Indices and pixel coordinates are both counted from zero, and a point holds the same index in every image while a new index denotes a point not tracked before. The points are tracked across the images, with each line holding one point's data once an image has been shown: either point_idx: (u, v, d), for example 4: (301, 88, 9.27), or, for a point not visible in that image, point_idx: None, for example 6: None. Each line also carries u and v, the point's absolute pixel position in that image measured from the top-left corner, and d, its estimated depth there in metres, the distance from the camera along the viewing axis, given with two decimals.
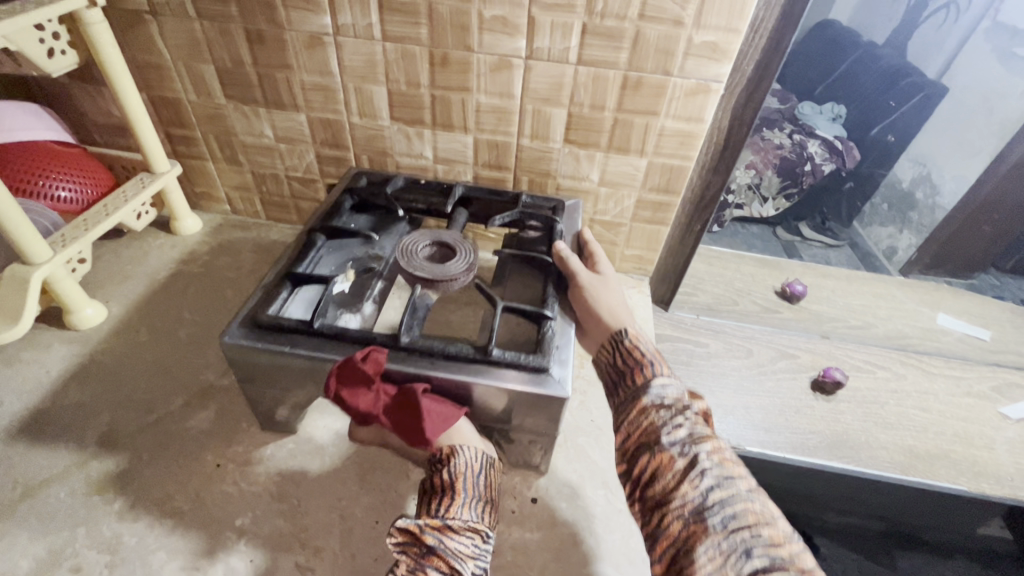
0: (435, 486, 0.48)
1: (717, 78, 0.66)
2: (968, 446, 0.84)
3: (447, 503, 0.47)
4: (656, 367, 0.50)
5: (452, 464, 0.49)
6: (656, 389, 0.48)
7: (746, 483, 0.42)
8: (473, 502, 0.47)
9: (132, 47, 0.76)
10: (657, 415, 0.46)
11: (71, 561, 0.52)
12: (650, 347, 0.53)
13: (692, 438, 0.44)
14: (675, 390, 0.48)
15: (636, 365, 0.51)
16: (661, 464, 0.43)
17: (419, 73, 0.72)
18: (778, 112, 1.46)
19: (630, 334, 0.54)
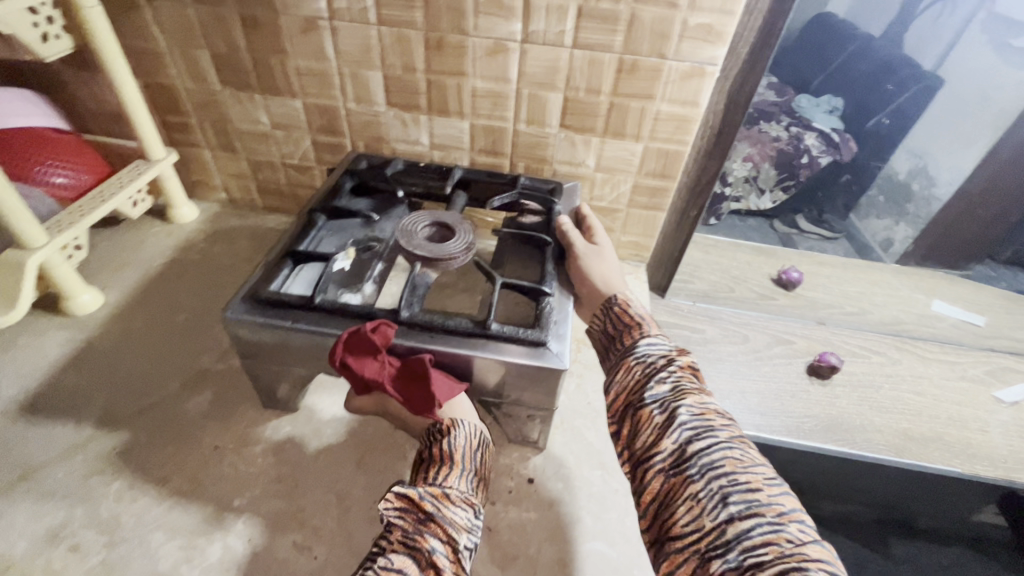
0: (432, 459, 0.49)
1: (712, 61, 0.66)
2: (962, 429, 0.85)
3: (444, 474, 0.47)
4: (643, 328, 0.53)
5: (450, 437, 0.50)
6: (642, 348, 0.50)
7: (728, 432, 0.43)
8: (468, 476, 0.48)
9: (126, 32, 0.76)
10: (641, 372, 0.48)
11: (70, 541, 0.52)
12: (639, 309, 0.55)
13: (674, 392, 0.45)
14: (662, 348, 0.50)
15: (624, 328, 0.54)
16: (644, 420, 0.45)
17: (415, 58, 0.72)
18: (775, 104, 1.39)
19: (621, 298, 0.57)
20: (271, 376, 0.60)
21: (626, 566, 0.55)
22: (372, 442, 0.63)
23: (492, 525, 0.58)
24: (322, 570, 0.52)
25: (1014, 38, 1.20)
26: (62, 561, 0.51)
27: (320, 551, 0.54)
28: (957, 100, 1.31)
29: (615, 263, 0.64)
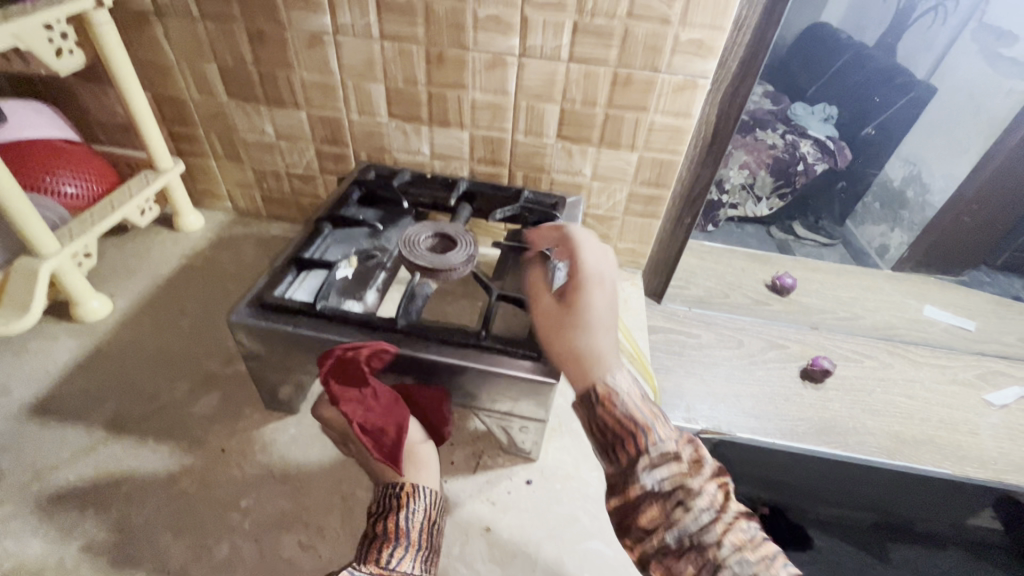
0: (380, 533, 0.46)
1: (703, 74, 0.69)
2: (952, 431, 0.87)
3: (391, 551, 0.45)
4: (641, 435, 0.41)
5: (406, 508, 0.49)
6: (648, 471, 0.40)
7: (768, 562, 0.36)
8: (415, 555, 0.46)
9: (137, 48, 0.78)
10: (657, 506, 0.39)
11: (81, 541, 0.54)
12: (628, 406, 0.42)
13: (700, 527, 0.37)
14: (671, 462, 0.40)
15: (616, 438, 0.41)
16: (672, 562, 0.38)
17: (416, 71, 0.75)
18: (772, 112, 1.37)
19: (601, 391, 0.43)
20: (275, 380, 0.62)
21: (621, 565, 0.56)
22: None
23: (490, 526, 0.59)
24: (326, 569, 0.53)
25: (1005, 48, 1.25)
26: (73, 560, 0.53)
27: (323, 550, 0.55)
28: (950, 110, 1.36)
29: (599, 321, 0.48)
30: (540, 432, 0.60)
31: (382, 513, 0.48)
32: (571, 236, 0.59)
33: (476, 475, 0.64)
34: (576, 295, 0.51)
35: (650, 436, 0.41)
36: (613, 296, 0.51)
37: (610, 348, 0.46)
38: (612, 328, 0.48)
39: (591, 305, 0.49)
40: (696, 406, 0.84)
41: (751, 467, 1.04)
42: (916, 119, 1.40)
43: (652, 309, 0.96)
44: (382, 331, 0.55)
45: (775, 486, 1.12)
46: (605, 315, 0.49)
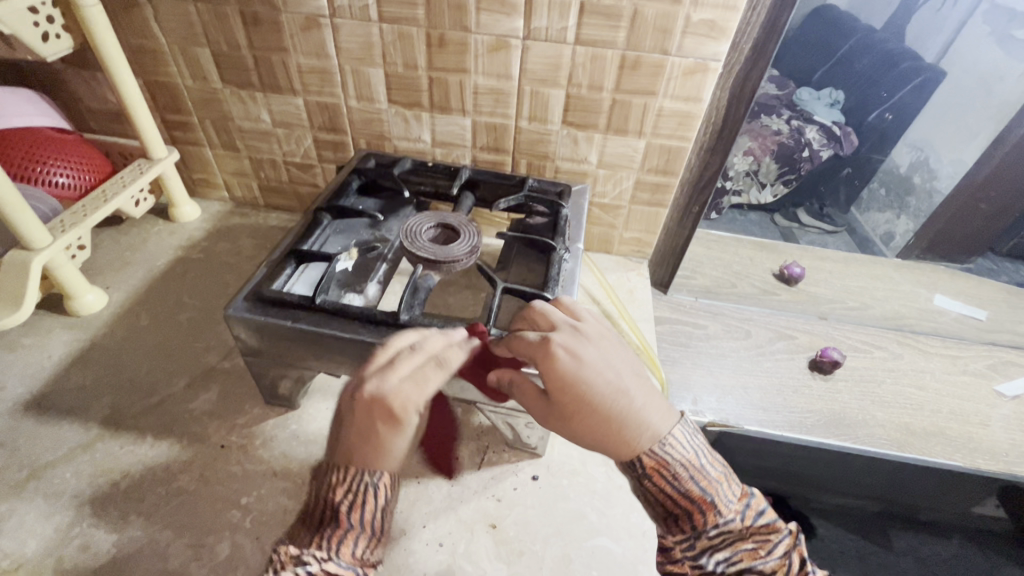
0: (346, 522, 0.43)
1: (715, 57, 0.66)
2: (964, 423, 0.85)
3: (356, 539, 0.43)
4: (701, 514, 0.43)
5: (380, 500, 0.44)
6: (709, 552, 0.42)
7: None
8: (365, 538, 0.43)
9: (127, 31, 0.75)
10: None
11: (78, 540, 0.53)
12: (683, 483, 0.43)
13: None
14: (733, 541, 0.42)
15: (672, 516, 0.44)
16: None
17: (417, 55, 0.72)
18: (776, 97, 1.45)
19: (651, 467, 0.44)
20: (275, 374, 0.61)
21: (630, 563, 0.55)
22: None
23: (496, 523, 0.58)
24: None
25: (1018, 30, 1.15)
26: (71, 559, 0.52)
27: None
28: (957, 91, 1.31)
29: (595, 386, 0.46)
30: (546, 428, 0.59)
31: (352, 499, 0.43)
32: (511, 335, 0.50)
33: (481, 471, 0.63)
34: (553, 372, 0.46)
35: (710, 514, 0.43)
36: (583, 352, 0.48)
37: (630, 406, 0.46)
38: (609, 388, 0.46)
39: (580, 373, 0.46)
40: (704, 398, 0.83)
41: (756, 457, 1.03)
42: (923, 103, 1.39)
43: (657, 300, 0.95)
44: (382, 325, 0.54)
45: (779, 475, 1.11)
46: (598, 372, 0.47)
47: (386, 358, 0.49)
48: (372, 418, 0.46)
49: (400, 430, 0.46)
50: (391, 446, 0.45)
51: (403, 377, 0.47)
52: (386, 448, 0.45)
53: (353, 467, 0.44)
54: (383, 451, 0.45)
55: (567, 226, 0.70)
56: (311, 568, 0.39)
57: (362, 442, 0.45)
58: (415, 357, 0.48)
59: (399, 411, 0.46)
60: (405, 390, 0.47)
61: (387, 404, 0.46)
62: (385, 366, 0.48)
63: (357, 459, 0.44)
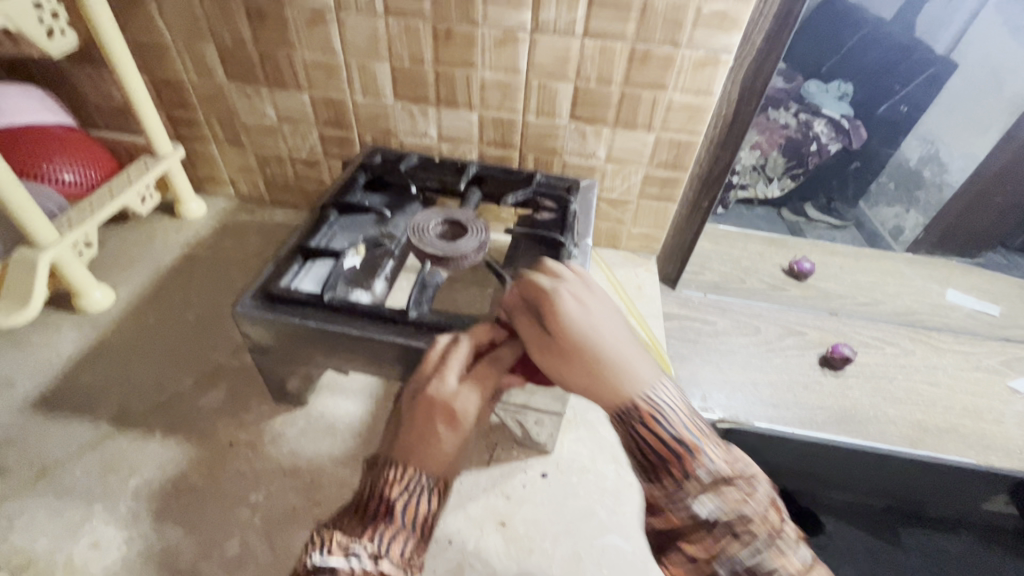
0: (399, 520, 0.40)
1: (727, 49, 0.65)
2: (977, 419, 0.84)
3: (405, 541, 0.40)
4: (689, 458, 0.40)
5: (429, 502, 0.41)
6: (698, 496, 0.39)
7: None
8: (414, 539, 0.40)
9: (132, 27, 0.75)
10: (706, 533, 0.38)
11: (89, 537, 0.53)
12: (672, 425, 0.41)
13: (757, 559, 0.37)
14: (723, 488, 0.39)
15: (660, 460, 0.40)
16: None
17: (423, 49, 0.71)
18: (784, 91, 1.35)
19: (638, 405, 0.41)
20: (283, 372, 0.60)
21: (640, 561, 0.55)
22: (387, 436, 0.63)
23: (505, 520, 0.58)
24: None
25: None
26: (83, 556, 0.52)
27: None
28: (968, 83, 1.28)
29: (597, 331, 0.45)
30: (556, 425, 0.59)
31: (407, 498, 0.41)
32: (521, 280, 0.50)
33: (489, 468, 0.63)
34: (558, 312, 0.46)
35: (699, 458, 0.40)
36: (589, 300, 0.47)
37: (628, 356, 0.44)
38: (610, 335, 0.45)
39: (583, 318, 0.46)
40: (713, 394, 0.82)
41: (764, 453, 1.02)
42: (936, 94, 1.34)
43: (665, 296, 0.94)
44: (391, 322, 0.53)
45: (787, 471, 1.11)
46: (600, 321, 0.46)
47: (438, 358, 0.48)
48: (429, 416, 0.44)
49: (460, 427, 0.44)
50: (447, 446, 0.43)
51: (457, 378, 0.46)
52: (443, 449, 0.43)
53: (409, 467, 0.42)
54: (440, 451, 0.43)
55: (576, 221, 0.69)
56: (359, 563, 0.37)
57: (419, 441, 0.43)
58: (465, 353, 0.48)
59: (458, 413, 0.44)
60: (461, 392, 0.45)
61: (445, 404, 0.44)
62: (438, 367, 0.47)
63: (416, 458, 0.42)
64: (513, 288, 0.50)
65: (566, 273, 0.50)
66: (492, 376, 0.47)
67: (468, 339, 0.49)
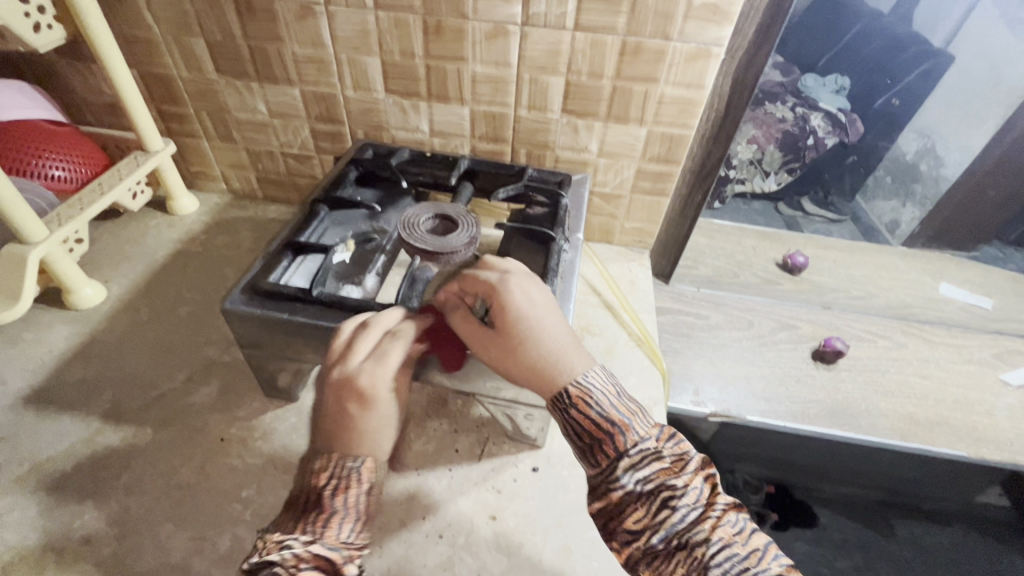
0: (330, 505, 0.43)
1: (717, 42, 0.65)
2: (968, 412, 0.85)
3: (341, 522, 0.42)
4: (619, 435, 0.44)
5: (358, 482, 0.44)
6: (629, 471, 0.43)
7: (758, 553, 0.40)
8: (348, 517, 0.43)
9: (120, 22, 0.74)
10: (640, 505, 0.42)
11: (80, 533, 0.53)
12: (604, 406, 0.45)
13: (685, 523, 0.41)
14: (651, 461, 0.43)
15: (593, 441, 0.44)
16: (660, 564, 0.41)
17: (414, 43, 0.71)
18: (780, 84, 1.31)
19: (574, 394, 0.45)
20: (273, 367, 0.60)
21: None
22: None
23: (496, 514, 0.58)
24: None
25: None
26: (73, 552, 0.52)
27: None
28: (965, 77, 1.29)
29: (542, 319, 0.47)
30: (547, 420, 0.59)
31: (336, 483, 0.43)
32: (469, 273, 0.50)
33: (481, 462, 0.63)
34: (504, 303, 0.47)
35: (628, 435, 0.44)
36: (534, 288, 0.49)
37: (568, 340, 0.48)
38: (554, 323, 0.48)
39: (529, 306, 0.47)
40: (706, 388, 0.82)
41: (758, 446, 1.03)
42: (932, 88, 1.35)
43: (659, 290, 0.94)
44: None
45: (781, 464, 1.11)
46: (545, 308, 0.48)
47: (344, 342, 0.48)
48: (341, 403, 0.45)
49: (374, 409, 0.45)
50: (365, 426, 0.45)
51: (367, 356, 0.47)
52: (361, 429, 0.45)
53: (333, 453, 0.44)
54: (360, 431, 0.45)
55: (567, 216, 0.69)
56: (295, 549, 0.40)
57: (337, 427, 0.45)
58: (374, 334, 0.48)
59: (368, 390, 0.45)
60: (367, 369, 0.46)
61: (353, 386, 0.45)
62: (345, 351, 0.47)
63: (338, 444, 0.45)
64: (454, 284, 0.50)
65: (512, 266, 0.51)
66: (398, 349, 0.47)
67: (375, 325, 0.48)
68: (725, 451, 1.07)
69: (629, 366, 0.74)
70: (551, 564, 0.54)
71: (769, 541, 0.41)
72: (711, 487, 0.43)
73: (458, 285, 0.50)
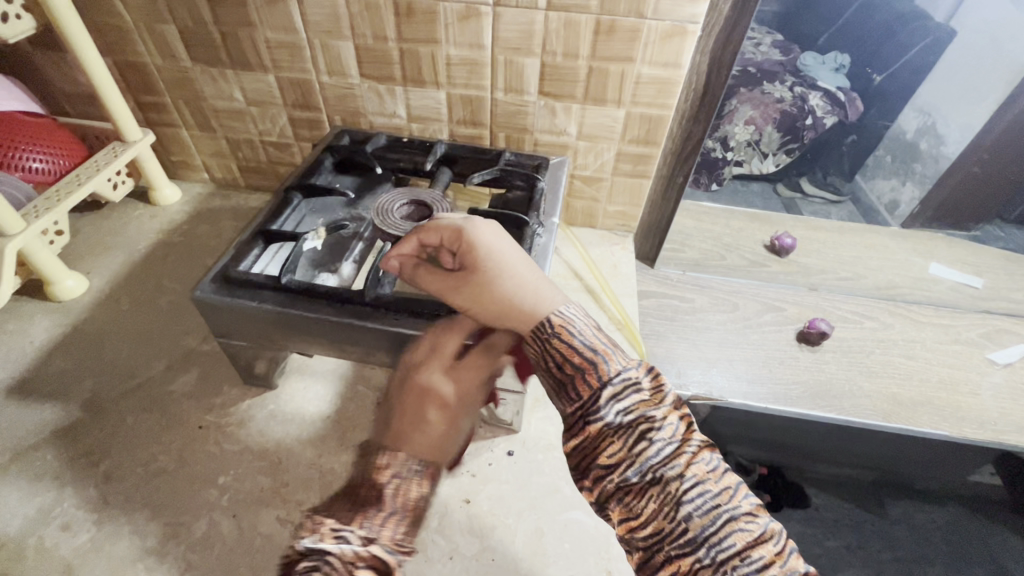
0: (390, 503, 0.38)
1: (693, 19, 0.63)
2: (952, 392, 0.85)
3: (396, 523, 0.38)
4: (601, 365, 0.43)
5: (425, 485, 0.40)
6: (610, 402, 0.42)
7: (729, 492, 0.39)
8: (402, 517, 0.38)
9: (90, 10, 0.74)
10: (617, 439, 0.41)
11: (60, 519, 0.54)
12: (585, 337, 0.44)
13: (661, 458, 0.40)
14: (632, 391, 0.42)
15: (575, 372, 0.43)
16: (631, 500, 0.40)
17: (386, 26, 0.70)
18: (779, 64, 1.31)
19: (555, 323, 0.45)
20: (249, 356, 0.61)
21: (603, 536, 0.56)
22: (356, 418, 0.64)
23: (470, 498, 0.58)
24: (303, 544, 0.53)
25: None
26: (53, 538, 0.53)
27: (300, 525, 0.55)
28: (971, 51, 1.23)
29: (503, 251, 0.50)
30: (520, 403, 0.59)
31: (396, 481, 0.39)
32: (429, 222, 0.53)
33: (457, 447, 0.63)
34: (468, 244, 0.50)
35: (610, 364, 0.43)
36: (496, 227, 0.52)
37: (541, 275, 0.50)
38: (520, 255, 0.50)
39: (489, 245, 0.49)
40: (688, 371, 0.82)
41: (748, 429, 1.03)
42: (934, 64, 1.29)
43: (643, 273, 0.94)
44: (350, 304, 0.53)
45: (772, 445, 1.11)
46: (503, 245, 0.50)
47: (429, 348, 0.48)
48: (421, 400, 0.44)
49: (457, 419, 0.43)
50: (439, 429, 0.42)
51: (452, 361, 0.47)
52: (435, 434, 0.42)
53: (401, 448, 0.41)
54: (434, 435, 0.42)
55: (542, 200, 0.68)
56: (351, 546, 0.36)
57: (411, 426, 0.42)
58: (457, 338, 0.48)
59: (449, 397, 0.44)
60: (451, 377, 0.46)
61: (439, 386, 0.45)
62: (429, 354, 0.47)
63: (409, 443, 0.41)
64: (410, 238, 0.53)
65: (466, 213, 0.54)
66: (483, 357, 0.47)
67: (460, 329, 0.49)
68: (717, 433, 1.06)
69: None
70: (522, 547, 0.55)
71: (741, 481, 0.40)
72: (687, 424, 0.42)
73: (416, 237, 0.52)
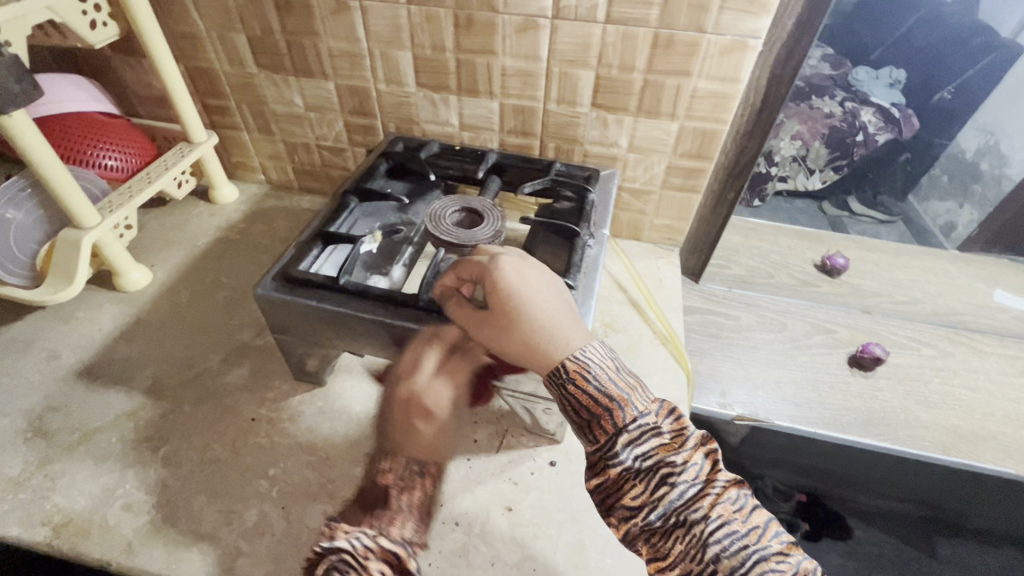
0: (396, 503, 0.48)
1: (755, 34, 0.62)
2: (1019, 428, 0.80)
3: (403, 522, 0.47)
4: (617, 412, 0.45)
5: (424, 489, 0.50)
6: (627, 447, 0.44)
7: (758, 531, 0.40)
8: (408, 520, 0.47)
9: (168, 18, 0.78)
10: (639, 482, 0.43)
11: (122, 500, 0.57)
12: (599, 382, 0.46)
13: (683, 500, 0.42)
14: (649, 437, 0.44)
15: (591, 418, 0.45)
16: (658, 540, 0.42)
17: (444, 37, 0.71)
18: (830, 77, 1.24)
19: (573, 370, 0.46)
20: (302, 352, 0.62)
21: None
22: None
23: (511, 506, 0.58)
24: None
25: None
26: (115, 518, 0.55)
27: None
28: None
29: (533, 295, 0.48)
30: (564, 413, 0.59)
31: (399, 484, 0.49)
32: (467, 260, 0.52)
33: (499, 454, 0.63)
34: (496, 286, 0.49)
35: (626, 412, 0.45)
36: (524, 266, 0.50)
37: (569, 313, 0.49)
38: (549, 297, 0.49)
39: (519, 290, 0.48)
40: (733, 391, 0.80)
41: (790, 454, 0.99)
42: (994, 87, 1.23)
43: (688, 289, 0.92)
44: (404, 306, 0.54)
45: (815, 474, 1.07)
46: (534, 288, 0.49)
47: (411, 360, 0.54)
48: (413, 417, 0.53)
49: (434, 426, 0.53)
50: (427, 435, 0.52)
51: (430, 376, 0.53)
52: (422, 439, 0.52)
53: (400, 456, 0.51)
54: (422, 442, 0.52)
55: (593, 212, 0.68)
56: (363, 537, 0.44)
57: (403, 436, 0.52)
58: (439, 352, 0.53)
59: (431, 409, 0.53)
60: (428, 391, 0.53)
61: (421, 400, 0.53)
62: (410, 369, 0.53)
63: (403, 452, 0.51)
64: (448, 273, 0.53)
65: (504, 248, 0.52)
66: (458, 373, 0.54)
67: (438, 345, 0.53)
68: (758, 457, 1.03)
69: (653, 365, 0.73)
70: (563, 560, 0.54)
71: (770, 518, 0.41)
72: (710, 465, 0.43)
73: (454, 272, 0.53)
